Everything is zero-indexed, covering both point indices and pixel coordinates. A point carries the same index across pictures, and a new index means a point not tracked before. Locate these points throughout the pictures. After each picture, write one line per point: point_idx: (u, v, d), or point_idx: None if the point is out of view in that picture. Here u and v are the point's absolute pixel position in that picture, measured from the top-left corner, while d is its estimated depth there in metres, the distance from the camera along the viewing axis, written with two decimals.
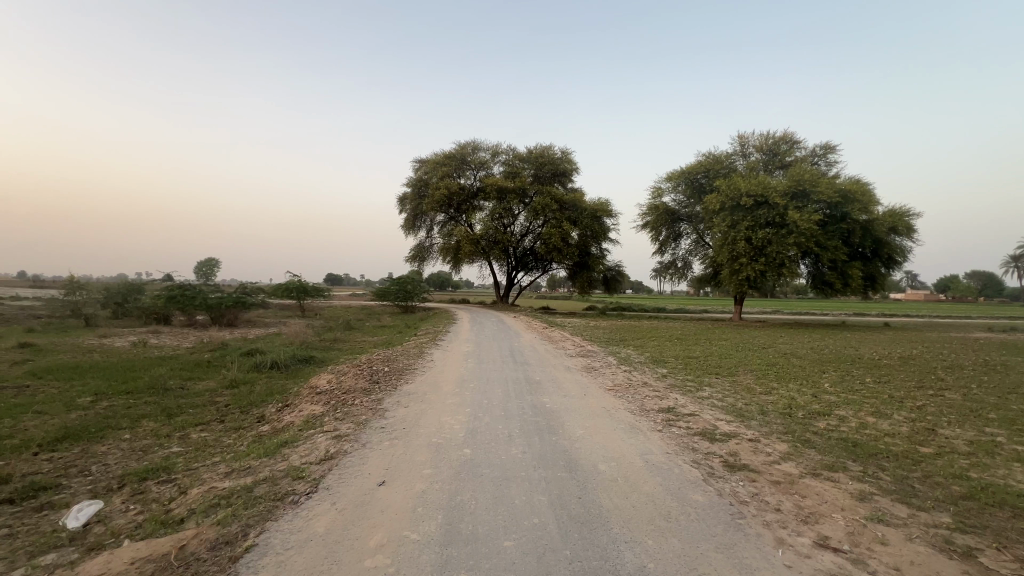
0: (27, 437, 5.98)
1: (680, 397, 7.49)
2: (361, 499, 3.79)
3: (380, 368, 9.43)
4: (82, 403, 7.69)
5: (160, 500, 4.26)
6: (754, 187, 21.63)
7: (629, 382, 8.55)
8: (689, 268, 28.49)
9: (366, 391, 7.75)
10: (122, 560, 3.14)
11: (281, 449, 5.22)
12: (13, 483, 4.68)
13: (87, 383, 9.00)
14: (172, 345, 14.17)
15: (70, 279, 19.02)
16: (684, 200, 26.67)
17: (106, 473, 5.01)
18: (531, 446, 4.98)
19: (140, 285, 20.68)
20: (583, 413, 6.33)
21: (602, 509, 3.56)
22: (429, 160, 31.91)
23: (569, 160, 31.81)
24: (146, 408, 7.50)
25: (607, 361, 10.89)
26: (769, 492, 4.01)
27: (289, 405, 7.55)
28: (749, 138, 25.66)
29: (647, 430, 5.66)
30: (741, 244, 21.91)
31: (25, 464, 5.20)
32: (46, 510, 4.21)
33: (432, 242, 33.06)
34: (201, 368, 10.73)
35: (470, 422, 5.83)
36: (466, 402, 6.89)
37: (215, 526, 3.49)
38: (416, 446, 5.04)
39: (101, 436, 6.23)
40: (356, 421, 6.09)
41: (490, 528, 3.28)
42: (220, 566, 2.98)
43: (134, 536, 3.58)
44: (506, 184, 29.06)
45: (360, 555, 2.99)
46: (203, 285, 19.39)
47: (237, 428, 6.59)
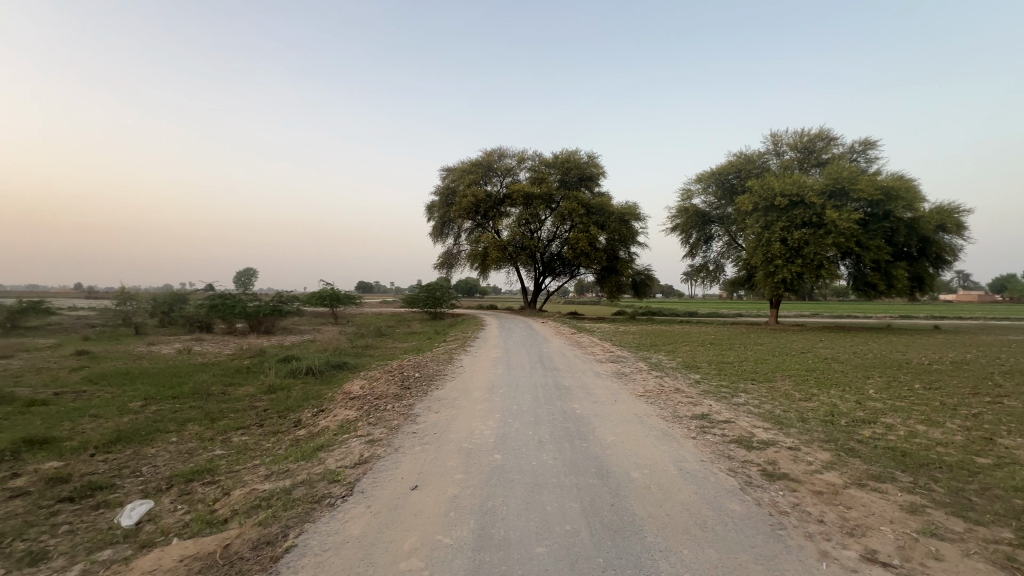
0: (85, 439, 6.37)
1: (714, 404, 7.30)
2: (394, 503, 3.87)
3: (411, 374, 9.57)
4: (133, 407, 8.13)
5: (205, 501, 4.45)
6: (789, 186, 20.91)
7: (661, 388, 8.39)
8: (722, 271, 27.78)
9: (398, 396, 7.87)
10: (172, 558, 3.29)
11: (317, 453, 5.37)
12: (73, 482, 4.99)
13: (137, 388, 9.51)
14: (215, 352, 14.81)
15: (122, 290, 20.18)
16: (715, 202, 26.05)
17: (155, 474, 5.27)
18: (562, 452, 4.95)
19: (185, 294, 21.65)
20: (614, 419, 6.26)
21: (636, 517, 3.51)
22: (455, 168, 32.32)
23: (596, 164, 31.59)
24: (191, 413, 7.85)
25: (638, 367, 10.72)
26: (810, 502, 3.86)
27: (324, 409, 7.75)
28: (782, 136, 24.90)
29: (680, 437, 5.54)
30: (776, 245, 21.23)
31: (83, 464, 5.54)
32: (102, 508, 4.47)
33: (460, 249, 33.43)
34: (242, 374, 11.17)
35: (500, 428, 5.85)
36: (496, 407, 6.93)
37: (256, 527, 3.61)
38: (447, 451, 5.10)
39: (150, 438, 6.56)
40: (389, 426, 6.20)
41: (522, 534, 3.28)
42: (261, 565, 3.08)
43: (182, 534, 3.75)
44: (533, 190, 29.18)
45: (395, 558, 3.05)
46: (243, 295, 20.18)
47: (276, 432, 6.82)
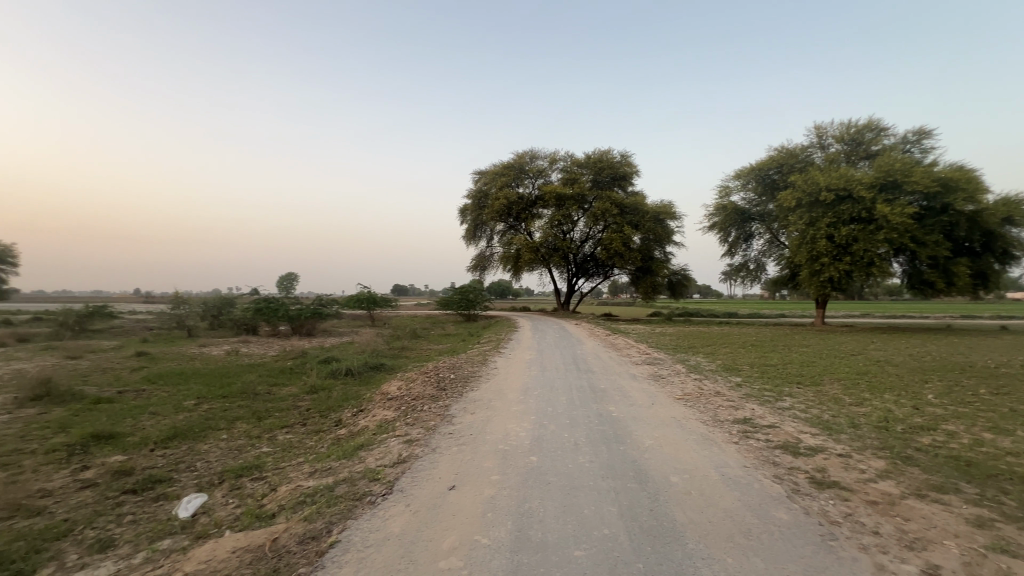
0: (145, 435, 6.78)
1: (757, 408, 7.04)
2: (432, 502, 3.93)
3: (446, 375, 9.70)
4: (187, 405, 8.61)
5: (254, 496, 4.66)
6: (835, 180, 19.91)
7: (700, 391, 8.17)
8: (764, 270, 26.79)
9: (434, 397, 8.00)
10: (225, 549, 3.46)
11: (357, 452, 5.53)
12: (135, 475, 5.33)
13: (190, 387, 10.06)
14: (260, 353, 15.48)
15: (176, 295, 21.44)
16: (755, 199, 25.17)
17: (208, 469, 5.56)
18: (599, 455, 4.89)
19: (232, 298, 22.69)
20: (651, 422, 6.15)
21: (676, 523, 3.43)
22: (488, 171, 32.54)
23: (629, 163, 31.14)
24: (239, 411, 8.23)
25: (675, 369, 10.46)
26: (864, 513, 3.66)
27: (363, 410, 7.97)
28: (827, 127, 23.81)
29: (721, 442, 5.38)
30: (822, 242, 20.28)
31: (144, 459, 5.90)
32: (162, 500, 4.75)
33: (493, 251, 33.65)
34: (285, 375, 11.62)
35: (536, 430, 5.84)
36: (530, 409, 6.92)
37: (302, 522, 3.75)
38: (483, 452, 5.14)
39: (204, 435, 6.92)
40: (426, 426, 6.31)
41: (559, 537, 3.26)
42: (308, 559, 3.20)
43: (234, 527, 3.94)
44: (564, 191, 29.05)
45: (434, 556, 3.10)
46: (286, 298, 21.01)
47: (318, 431, 7.06)
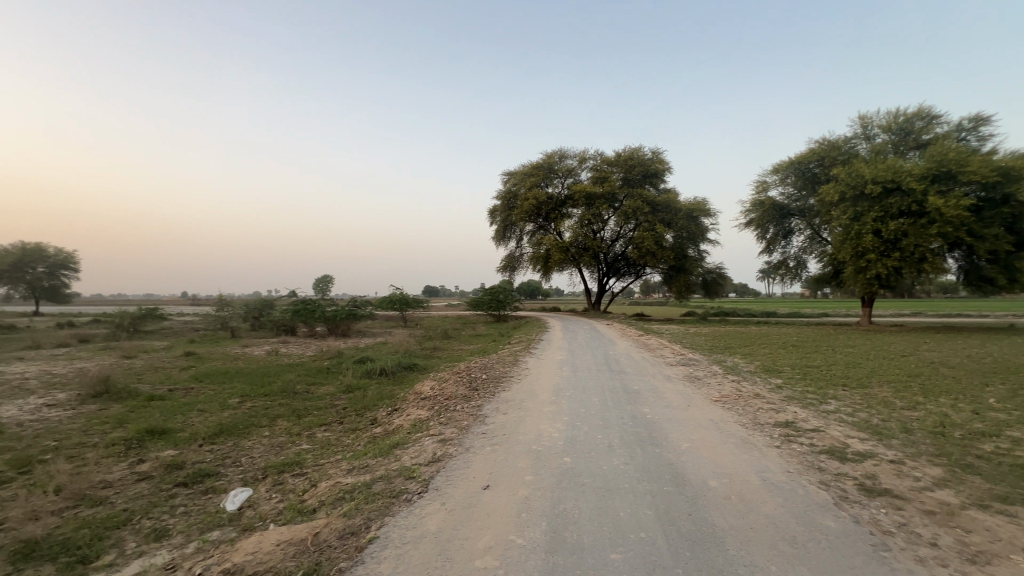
0: (194, 431, 7.13)
1: (799, 411, 6.77)
2: (467, 501, 3.96)
3: (478, 376, 9.76)
4: (232, 403, 9.01)
5: (296, 491, 4.83)
6: (882, 172, 18.89)
7: (738, 393, 7.93)
8: (805, 267, 25.77)
9: (466, 397, 8.07)
10: (271, 541, 3.60)
11: (393, 450, 5.65)
12: (186, 469, 5.62)
13: (235, 386, 10.52)
14: (298, 354, 15.99)
15: (220, 297, 22.44)
16: (795, 193, 24.23)
17: (253, 465, 5.79)
18: (634, 458, 4.81)
19: (271, 300, 23.54)
20: (688, 425, 6.00)
21: (715, 528, 3.34)
22: (517, 171, 32.59)
23: (661, 160, 30.58)
24: (280, 409, 8.54)
25: (711, 370, 10.19)
26: (920, 523, 3.46)
27: (397, 409, 8.13)
28: (873, 117, 22.67)
29: (762, 446, 5.20)
30: (868, 238, 19.30)
31: (194, 453, 6.22)
32: (211, 493, 4.99)
33: (523, 251, 33.67)
34: (323, 375, 11.97)
35: (569, 431, 5.79)
36: (563, 410, 6.88)
37: (342, 518, 3.85)
38: (516, 452, 5.15)
39: (248, 432, 7.22)
40: (459, 426, 6.37)
41: (595, 539, 3.24)
42: (348, 553, 3.29)
43: (277, 521, 4.09)
44: (594, 190, 28.77)
45: (470, 554, 3.13)
46: (322, 300, 21.64)
47: (355, 429, 7.25)
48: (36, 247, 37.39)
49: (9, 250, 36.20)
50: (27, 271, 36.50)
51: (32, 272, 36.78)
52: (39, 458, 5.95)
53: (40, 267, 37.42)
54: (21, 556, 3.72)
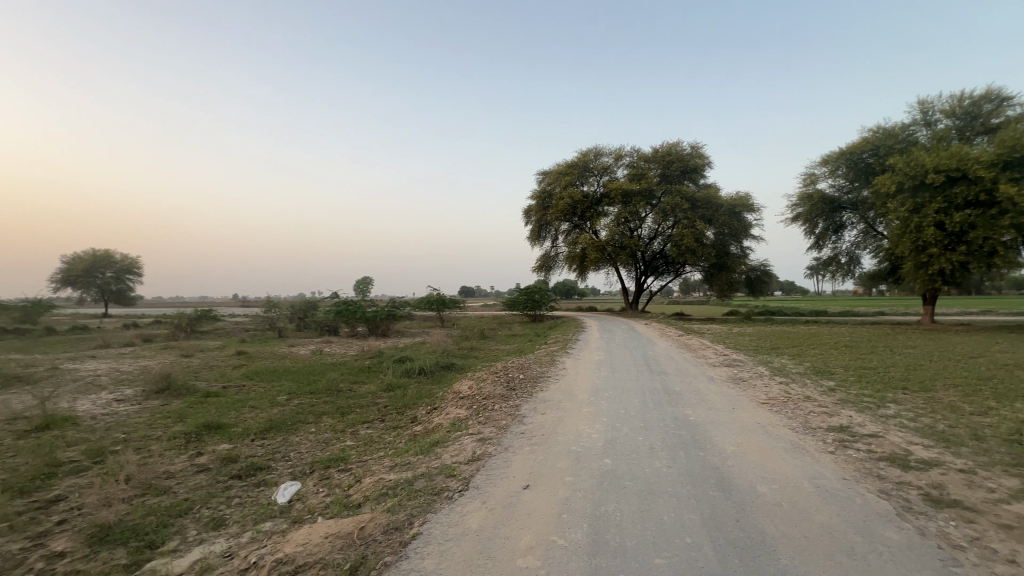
0: (246, 426, 7.50)
1: (855, 415, 6.41)
2: (508, 501, 3.97)
3: (515, 375, 9.79)
4: (281, 400, 9.42)
5: (341, 486, 5.00)
6: (945, 160, 17.59)
7: (786, 395, 7.58)
8: (858, 263, 24.40)
9: (504, 397, 8.10)
10: (320, 534, 3.73)
11: (433, 448, 5.74)
12: (240, 462, 5.92)
13: (283, 384, 11.00)
14: (341, 353, 16.52)
15: (268, 299, 23.49)
16: (846, 185, 22.97)
17: (301, 460, 6.04)
18: (676, 460, 4.69)
19: (315, 301, 24.43)
20: (733, 428, 5.80)
21: (765, 536, 3.21)
22: (552, 170, 32.44)
23: (700, 154, 29.75)
24: (324, 407, 8.86)
25: (757, 372, 9.79)
26: (995, 538, 3.20)
27: (437, 407, 8.28)
28: (934, 101, 21.19)
29: (814, 451, 4.96)
30: (929, 231, 18.03)
31: (247, 447, 6.55)
32: (263, 485, 5.23)
33: (558, 251, 33.50)
34: (364, 374, 12.30)
35: (608, 432, 5.71)
36: (602, 410, 6.79)
37: (386, 513, 3.95)
38: (555, 453, 5.13)
39: (296, 428, 7.52)
40: (498, 426, 6.40)
41: (638, 543, 3.17)
42: (393, 548, 3.37)
43: (325, 514, 4.25)
44: (631, 187, 28.25)
45: (512, 554, 3.13)
46: (363, 301, 22.25)
47: (396, 427, 7.43)
48: (104, 253, 40.36)
49: (82, 257, 39.32)
50: (97, 275, 39.50)
51: (101, 277, 39.76)
52: (110, 448, 6.43)
53: (108, 272, 40.41)
54: (97, 540, 4.03)
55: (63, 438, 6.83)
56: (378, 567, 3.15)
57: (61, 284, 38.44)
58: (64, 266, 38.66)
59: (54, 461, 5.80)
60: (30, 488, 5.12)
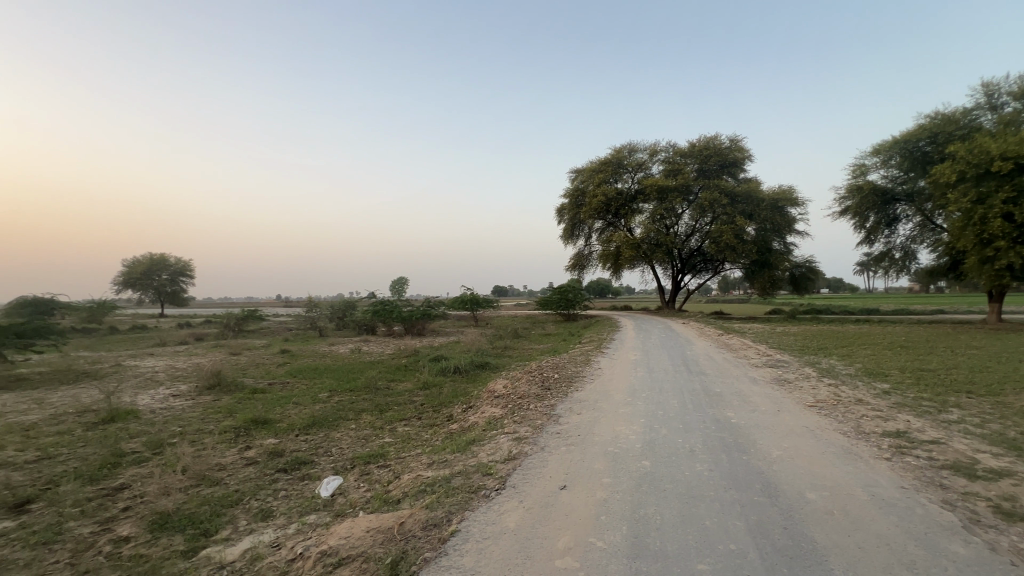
0: (291, 422, 7.80)
1: (913, 420, 6.03)
2: (545, 501, 3.96)
3: (550, 375, 9.74)
4: (322, 397, 9.74)
5: (381, 482, 5.12)
6: (1014, 146, 16.29)
7: (836, 398, 7.21)
8: (914, 258, 22.97)
9: (539, 396, 8.09)
10: (361, 528, 3.83)
11: (470, 446, 5.79)
12: (286, 456, 6.16)
13: (324, 381, 11.36)
14: (378, 352, 16.91)
15: (310, 299, 24.47)
16: (901, 175, 21.65)
17: (342, 455, 6.22)
18: (719, 465, 4.54)
19: (354, 301, 25.14)
20: (779, 431, 5.57)
21: (816, 545, 3.06)
22: (585, 168, 32.12)
23: (740, 148, 28.76)
24: (364, 404, 9.11)
25: (803, 373, 9.36)
26: None
27: (472, 406, 8.36)
28: (1000, 82, 19.67)
29: (868, 457, 4.70)
30: (995, 222, 16.75)
31: (291, 442, 6.81)
32: (307, 479, 5.43)
33: (592, 249, 33.14)
34: (401, 372, 12.56)
35: (646, 433, 5.59)
36: (639, 411, 6.68)
37: (424, 510, 4.01)
38: (592, 453, 5.07)
39: (337, 425, 7.77)
40: (533, 425, 6.39)
41: (679, 547, 3.10)
42: (432, 544, 3.43)
43: (366, 509, 4.36)
44: (667, 183, 27.60)
45: (550, 554, 3.13)
46: (399, 300, 22.72)
47: (432, 425, 7.55)
48: (160, 257, 42.83)
49: (140, 261, 41.90)
50: (153, 278, 42.02)
51: (158, 279, 42.23)
52: (167, 441, 6.82)
53: (164, 275, 42.86)
54: (157, 526, 4.29)
55: (126, 430, 7.31)
56: (418, 563, 3.20)
57: (122, 286, 41.12)
58: (124, 269, 41.31)
59: (119, 451, 6.21)
60: (98, 476, 5.50)
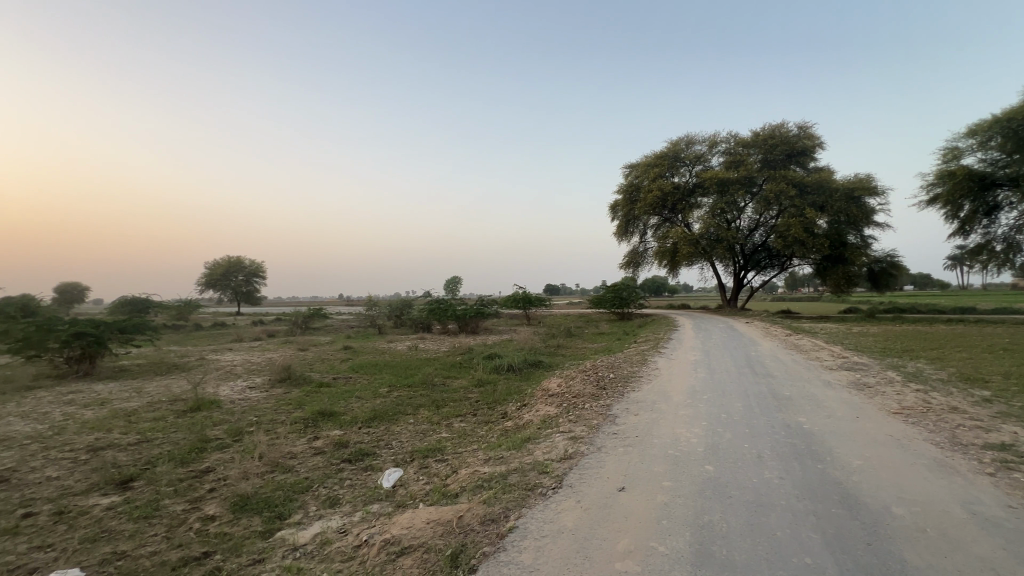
0: (354, 415, 8.19)
1: (1019, 432, 5.37)
2: (603, 501, 3.90)
3: (606, 374, 9.58)
4: (383, 392, 10.16)
5: (439, 475, 5.25)
6: None
7: (926, 405, 6.56)
8: (1019, 250, 20.55)
9: (594, 396, 7.98)
10: (422, 519, 3.94)
11: (526, 443, 5.81)
12: (350, 447, 6.47)
13: (383, 377, 11.81)
14: (434, 349, 17.37)
15: (370, 299, 26.01)
16: (1002, 158, 19.52)
17: (401, 448, 6.44)
18: (790, 472, 4.27)
19: (410, 301, 25.95)
20: (858, 439, 5.15)
21: (906, 565, 2.80)
22: (639, 163, 31.30)
23: (809, 135, 26.91)
24: (421, 400, 9.38)
25: (885, 377, 8.59)
26: None
27: (526, 404, 8.38)
28: None
29: (965, 471, 4.24)
30: None
31: (355, 434, 7.15)
32: (370, 470, 5.66)
33: (647, 247, 32.21)
34: (456, 369, 12.82)
35: (709, 437, 5.36)
36: (701, 413, 6.40)
37: (483, 504, 4.07)
38: (652, 455, 4.92)
39: (396, 418, 8.07)
40: (589, 425, 6.30)
41: (748, 558, 2.94)
42: (491, 539, 3.47)
43: (426, 501, 4.49)
44: (727, 176, 26.36)
45: (610, 556, 3.08)
46: (453, 300, 23.22)
47: (488, 422, 7.65)
48: (236, 259, 46.40)
49: (220, 263, 45.69)
50: (231, 279, 45.59)
51: (235, 280, 45.75)
52: (246, 428, 7.39)
53: (240, 276, 46.29)
54: (238, 507, 4.65)
55: (211, 418, 8.00)
56: (478, 557, 3.25)
57: (205, 287, 44.98)
58: (207, 272, 45.15)
59: (205, 438, 6.80)
60: (188, 459, 6.04)
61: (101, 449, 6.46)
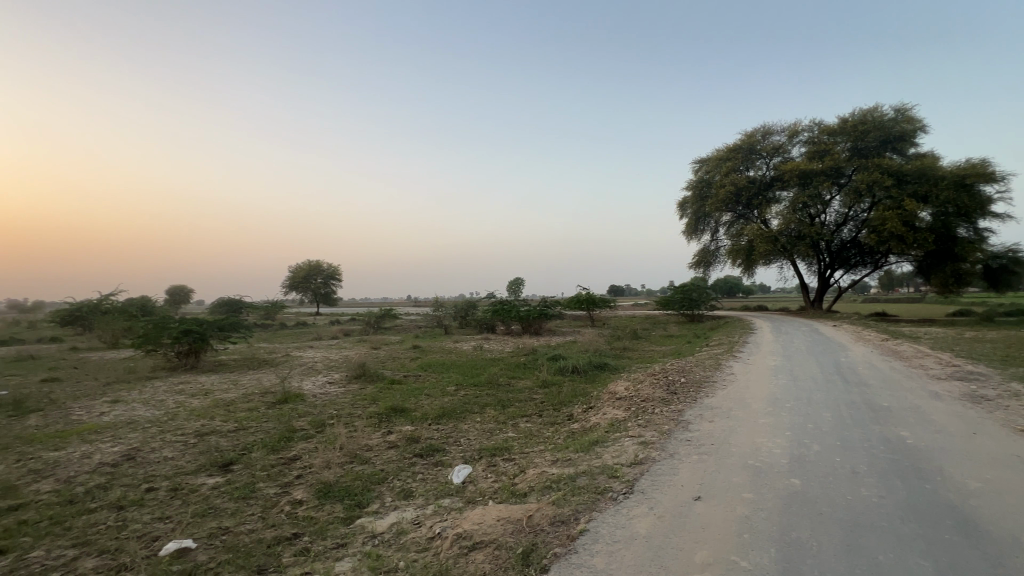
0: (423, 412, 8.50)
1: None
2: (678, 510, 3.75)
3: (676, 378, 9.19)
4: (450, 390, 10.44)
5: (507, 474, 5.31)
6: None
7: None
8: None
9: (664, 400, 7.69)
10: (492, 516, 4.00)
11: (593, 447, 5.73)
12: (420, 443, 6.72)
13: (450, 376, 12.15)
14: (499, 350, 17.59)
15: (436, 299, 26.88)
16: None
17: (469, 446, 6.59)
18: (892, 491, 3.86)
19: (474, 302, 26.55)
20: (976, 459, 4.54)
21: None
22: (710, 157, 29.81)
23: (909, 118, 24.25)
24: (487, 399, 9.55)
25: (1008, 389, 7.51)
26: None
27: (593, 407, 8.24)
28: None
29: None
30: None
31: (426, 430, 7.42)
32: (440, 466, 5.85)
33: (719, 245, 30.58)
34: (521, 370, 12.91)
35: (795, 449, 4.97)
36: (783, 423, 5.96)
37: (552, 505, 4.06)
38: (729, 465, 4.66)
39: (463, 417, 8.27)
40: (660, 430, 6.08)
41: None
42: (562, 540, 3.46)
43: (495, 498, 4.57)
44: (810, 167, 24.44)
45: (687, 567, 2.95)
46: (516, 300, 23.40)
47: (554, 423, 7.63)
48: (316, 264, 49.89)
49: (302, 267, 49.33)
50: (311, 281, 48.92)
51: (315, 282, 49.09)
52: (327, 421, 7.91)
53: (319, 279, 49.56)
54: (322, 494, 4.99)
55: (296, 410, 8.65)
56: (549, 557, 3.25)
57: (289, 288, 48.72)
58: (290, 274, 48.98)
59: (292, 428, 7.37)
60: (278, 447, 6.58)
61: (206, 434, 7.21)
